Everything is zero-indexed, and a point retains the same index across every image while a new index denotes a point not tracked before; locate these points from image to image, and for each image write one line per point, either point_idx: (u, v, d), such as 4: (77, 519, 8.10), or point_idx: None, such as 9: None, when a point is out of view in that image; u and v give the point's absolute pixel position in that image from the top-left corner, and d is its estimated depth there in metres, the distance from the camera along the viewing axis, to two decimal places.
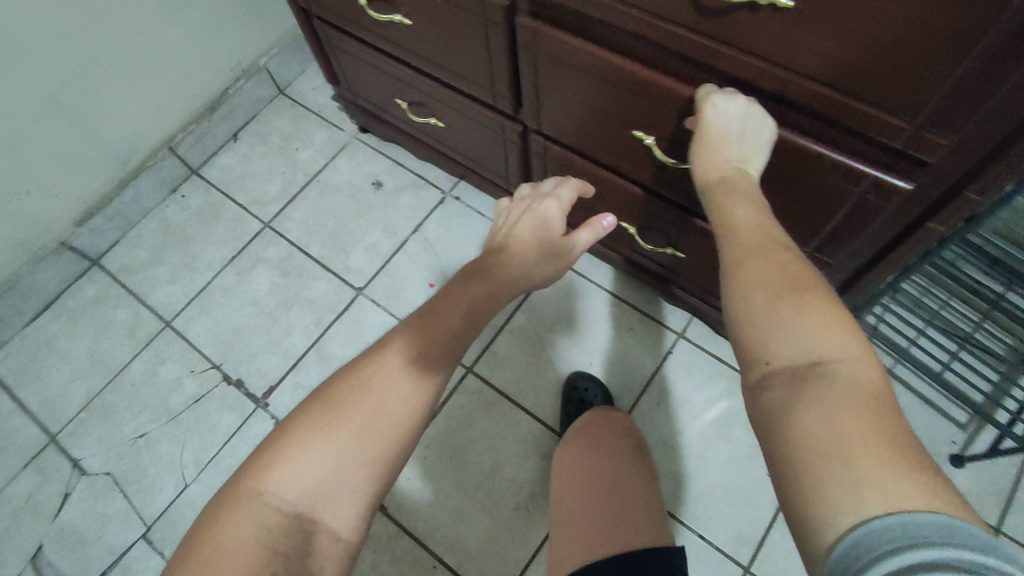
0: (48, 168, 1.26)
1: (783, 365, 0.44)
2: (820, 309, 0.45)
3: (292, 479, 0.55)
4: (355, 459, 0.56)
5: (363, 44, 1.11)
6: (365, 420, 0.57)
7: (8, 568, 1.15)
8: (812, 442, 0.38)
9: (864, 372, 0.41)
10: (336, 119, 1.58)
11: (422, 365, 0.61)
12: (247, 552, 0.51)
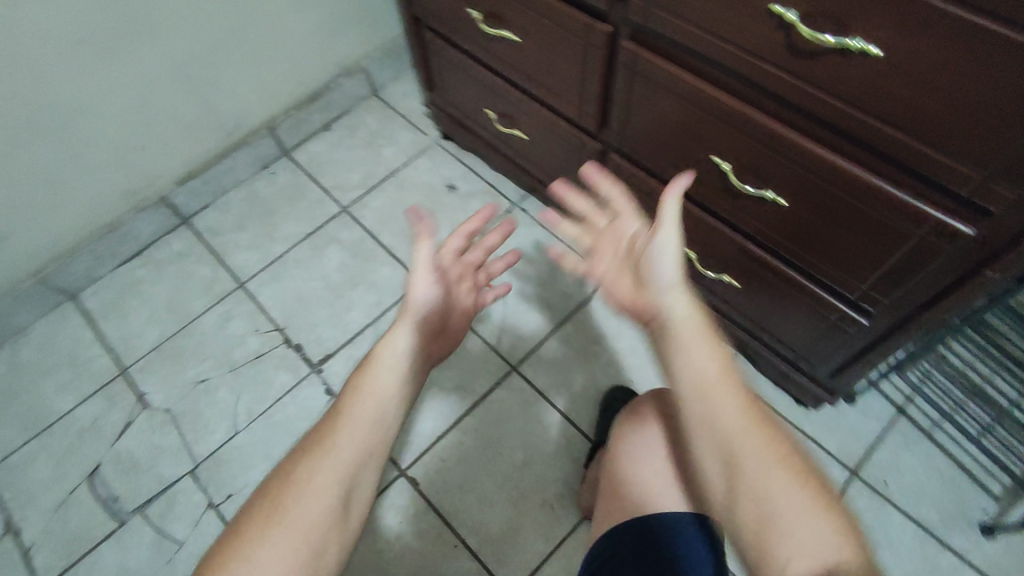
0: (166, 128, 1.40)
1: (788, 552, 0.48)
2: (806, 481, 0.50)
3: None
4: (312, 530, 0.52)
5: (465, 54, 1.21)
6: (321, 486, 0.54)
7: (66, 481, 1.25)
8: (751, 537, 0.50)
9: (781, 463, 0.51)
10: (421, 124, 1.70)
11: (357, 419, 0.58)
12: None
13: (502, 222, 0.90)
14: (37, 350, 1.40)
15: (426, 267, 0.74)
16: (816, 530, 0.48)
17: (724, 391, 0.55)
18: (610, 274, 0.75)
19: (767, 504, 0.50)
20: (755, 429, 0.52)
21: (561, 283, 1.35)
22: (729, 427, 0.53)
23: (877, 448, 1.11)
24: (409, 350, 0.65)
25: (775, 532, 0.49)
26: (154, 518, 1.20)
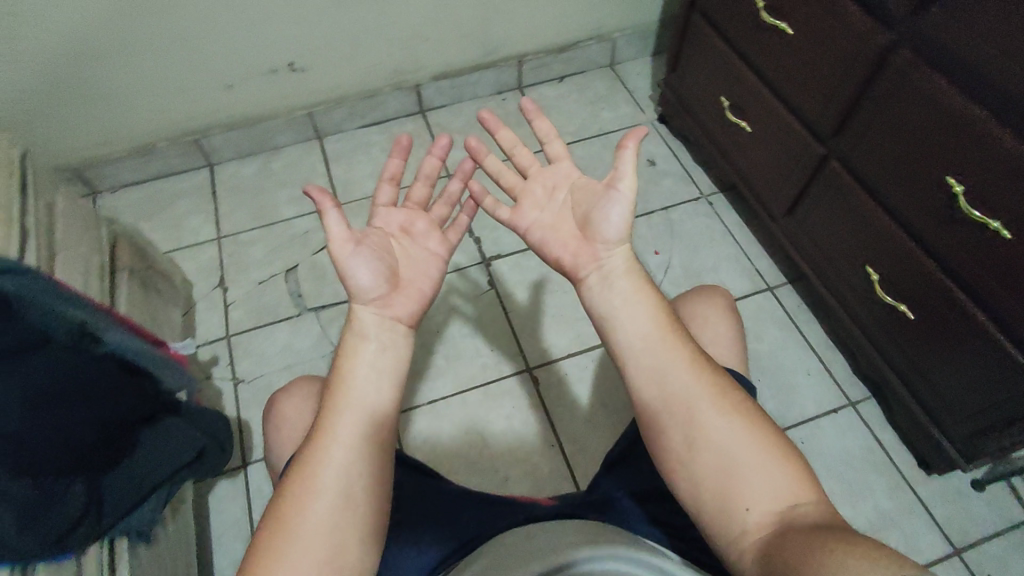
0: (446, 30, 1.63)
1: (759, 512, 0.54)
2: (779, 458, 0.57)
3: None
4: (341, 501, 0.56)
5: (725, 41, 1.32)
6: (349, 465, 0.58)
7: (272, 267, 1.53)
8: (716, 500, 0.56)
9: (731, 431, 0.58)
10: (643, 103, 1.84)
11: (360, 403, 0.61)
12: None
13: (441, 137, 0.80)
14: (282, 166, 1.70)
15: (338, 211, 0.66)
16: (769, 480, 0.56)
17: (673, 382, 0.61)
18: (561, 241, 0.71)
19: (724, 467, 0.57)
20: (734, 412, 0.59)
21: (723, 275, 1.43)
22: (688, 409, 0.59)
23: (990, 541, 1.09)
24: (369, 330, 0.65)
25: (732, 487, 0.56)
26: (324, 320, 1.43)
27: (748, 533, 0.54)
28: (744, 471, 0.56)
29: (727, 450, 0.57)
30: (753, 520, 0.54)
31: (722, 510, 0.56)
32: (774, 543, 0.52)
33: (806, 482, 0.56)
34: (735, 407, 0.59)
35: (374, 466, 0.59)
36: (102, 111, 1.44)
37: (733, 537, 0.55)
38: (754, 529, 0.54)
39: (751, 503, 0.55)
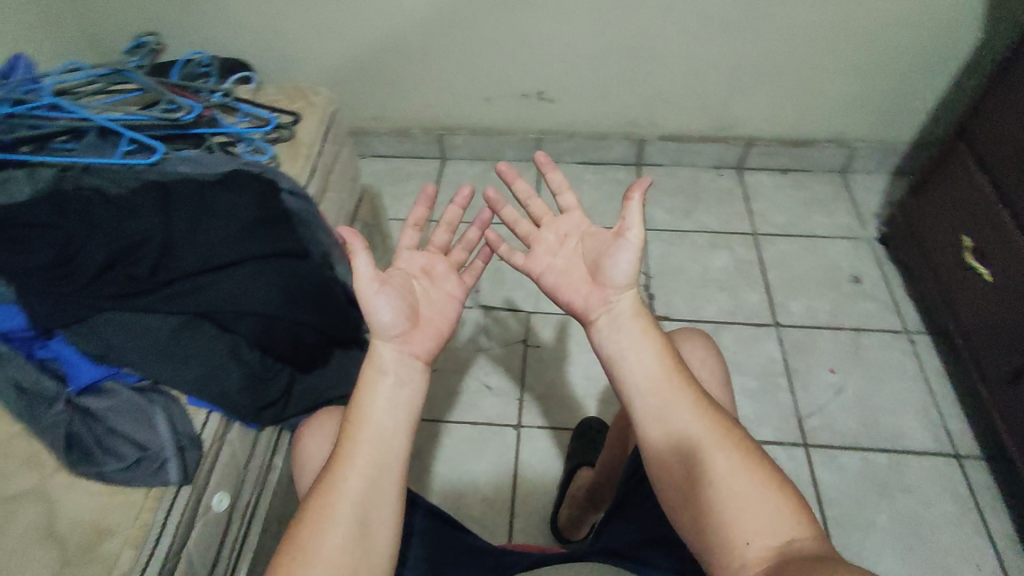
0: (690, 96, 1.61)
1: (757, 541, 0.56)
2: (767, 485, 0.59)
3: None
4: (349, 532, 0.57)
5: (988, 180, 1.22)
6: (361, 498, 0.58)
7: None
8: (715, 531, 0.58)
9: (727, 467, 0.60)
10: (867, 218, 1.66)
11: (375, 438, 0.61)
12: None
13: (425, 187, 0.77)
14: (497, 177, 1.79)
15: (367, 255, 0.64)
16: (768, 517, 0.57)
17: (680, 422, 0.63)
18: (573, 287, 0.74)
19: (725, 503, 0.58)
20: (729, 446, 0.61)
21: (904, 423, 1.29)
22: (693, 448, 0.62)
23: None
24: (388, 366, 0.65)
25: (730, 523, 0.58)
26: None
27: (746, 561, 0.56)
28: (743, 511, 0.58)
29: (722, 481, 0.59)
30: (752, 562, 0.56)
31: (720, 546, 0.58)
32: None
33: (797, 513, 0.58)
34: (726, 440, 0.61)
35: (383, 507, 0.59)
36: (375, 91, 1.65)
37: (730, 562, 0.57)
38: (754, 562, 0.56)
39: (750, 536, 0.57)
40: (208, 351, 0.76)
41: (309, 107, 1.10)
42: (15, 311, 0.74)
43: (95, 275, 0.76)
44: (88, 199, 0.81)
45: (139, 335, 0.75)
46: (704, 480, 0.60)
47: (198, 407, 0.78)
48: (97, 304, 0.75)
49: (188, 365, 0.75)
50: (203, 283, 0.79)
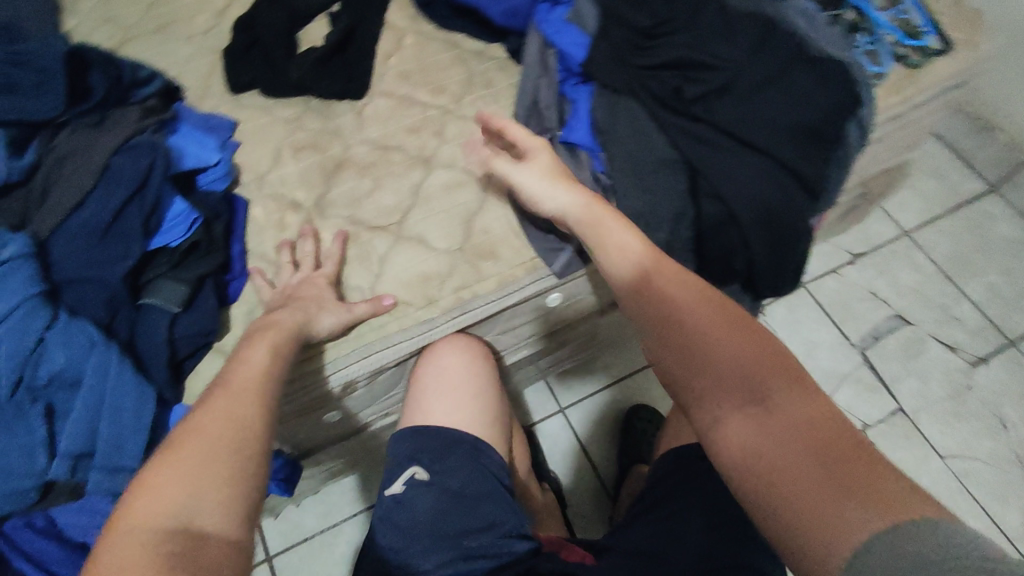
0: None
1: (764, 421, 0.50)
2: (765, 356, 0.54)
3: (154, 508, 0.43)
4: (226, 455, 0.48)
5: None
6: (229, 428, 0.49)
7: (893, 297, 1.28)
8: (720, 420, 0.53)
9: (706, 318, 0.56)
10: None
11: (229, 381, 0.54)
12: (145, 555, 0.41)
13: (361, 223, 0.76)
14: None
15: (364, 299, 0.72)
16: (751, 373, 0.53)
17: (653, 283, 0.59)
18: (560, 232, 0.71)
19: (722, 378, 0.54)
20: (723, 325, 0.56)
21: None
22: (669, 304, 0.57)
23: None
24: (279, 319, 0.63)
25: (708, 391, 0.54)
26: (852, 375, 1.22)
27: (753, 446, 0.50)
28: (721, 376, 0.54)
29: (724, 361, 0.54)
30: (737, 423, 0.52)
31: (696, 413, 0.55)
32: (748, 438, 0.51)
33: (800, 391, 0.52)
34: (720, 319, 0.56)
35: (263, 398, 0.53)
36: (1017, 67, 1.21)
37: (736, 459, 0.51)
38: (753, 442, 0.50)
39: (745, 413, 0.52)
40: (660, 202, 0.74)
41: (965, 49, 0.82)
42: (584, 40, 0.78)
43: (652, 66, 0.74)
44: None
45: (632, 141, 0.74)
46: (698, 368, 0.55)
47: None
48: (631, 90, 0.75)
49: (637, 197, 0.74)
50: (717, 145, 0.72)
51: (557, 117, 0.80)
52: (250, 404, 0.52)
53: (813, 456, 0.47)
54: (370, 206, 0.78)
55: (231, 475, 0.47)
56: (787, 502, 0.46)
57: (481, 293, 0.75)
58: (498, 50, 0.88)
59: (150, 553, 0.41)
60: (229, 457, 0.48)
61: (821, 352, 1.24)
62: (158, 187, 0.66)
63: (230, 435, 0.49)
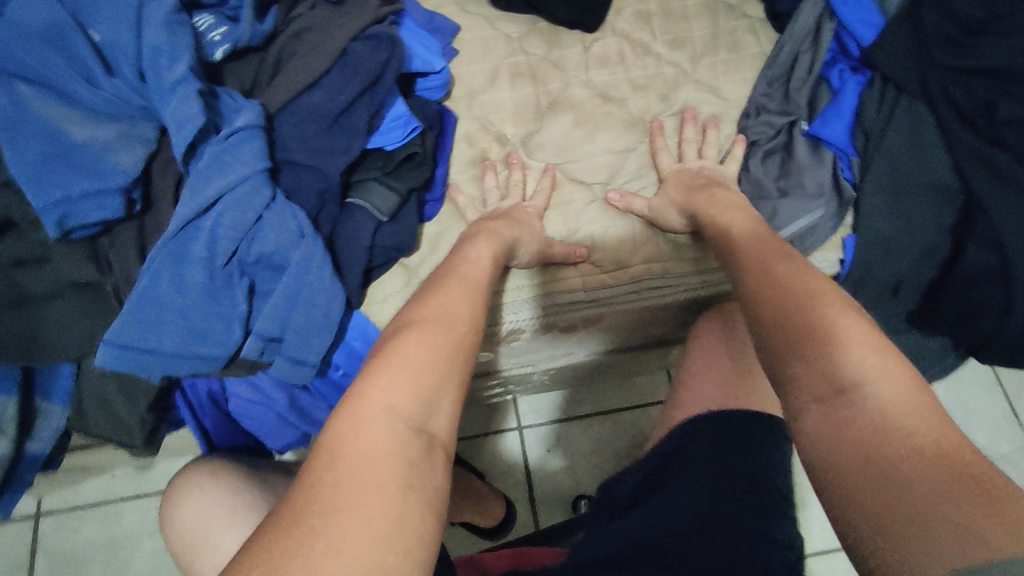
0: None
1: (842, 399, 0.39)
2: (868, 327, 0.42)
3: (399, 398, 0.39)
4: (453, 358, 0.43)
5: None
6: (458, 327, 0.45)
7: None
8: (807, 393, 0.41)
9: (795, 285, 0.46)
10: None
11: (456, 281, 0.51)
12: (381, 442, 0.37)
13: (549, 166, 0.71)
14: None
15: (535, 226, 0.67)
16: (848, 343, 0.41)
17: (751, 254, 0.52)
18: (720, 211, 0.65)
19: (809, 340, 0.42)
20: (807, 292, 0.45)
21: None
22: (754, 277, 0.49)
23: None
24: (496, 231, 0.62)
25: (792, 365, 0.42)
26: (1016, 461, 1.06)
27: (829, 425, 0.39)
28: (805, 354, 0.42)
29: (816, 329, 0.42)
30: (820, 409, 0.40)
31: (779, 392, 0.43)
32: (830, 430, 0.38)
33: (886, 358, 0.39)
34: (815, 285, 0.45)
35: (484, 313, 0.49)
36: None
37: (812, 438, 0.40)
38: (834, 422, 0.38)
39: (833, 389, 0.39)
40: (913, 233, 0.64)
41: None
42: (879, 22, 0.66)
43: (963, 68, 0.62)
44: None
45: (904, 152, 0.64)
46: (780, 337, 0.44)
47: (842, 245, 0.66)
48: (926, 92, 0.63)
49: (887, 217, 0.64)
50: (1010, 179, 0.60)
51: (808, 104, 0.70)
52: (471, 318, 0.47)
53: (920, 442, 0.35)
54: (578, 156, 0.72)
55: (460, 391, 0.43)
56: (898, 517, 0.33)
57: (678, 273, 0.68)
58: (755, 9, 0.77)
59: (394, 444, 0.37)
60: (460, 367, 0.43)
61: (981, 423, 1.08)
62: (387, 88, 0.63)
63: (466, 346, 0.45)
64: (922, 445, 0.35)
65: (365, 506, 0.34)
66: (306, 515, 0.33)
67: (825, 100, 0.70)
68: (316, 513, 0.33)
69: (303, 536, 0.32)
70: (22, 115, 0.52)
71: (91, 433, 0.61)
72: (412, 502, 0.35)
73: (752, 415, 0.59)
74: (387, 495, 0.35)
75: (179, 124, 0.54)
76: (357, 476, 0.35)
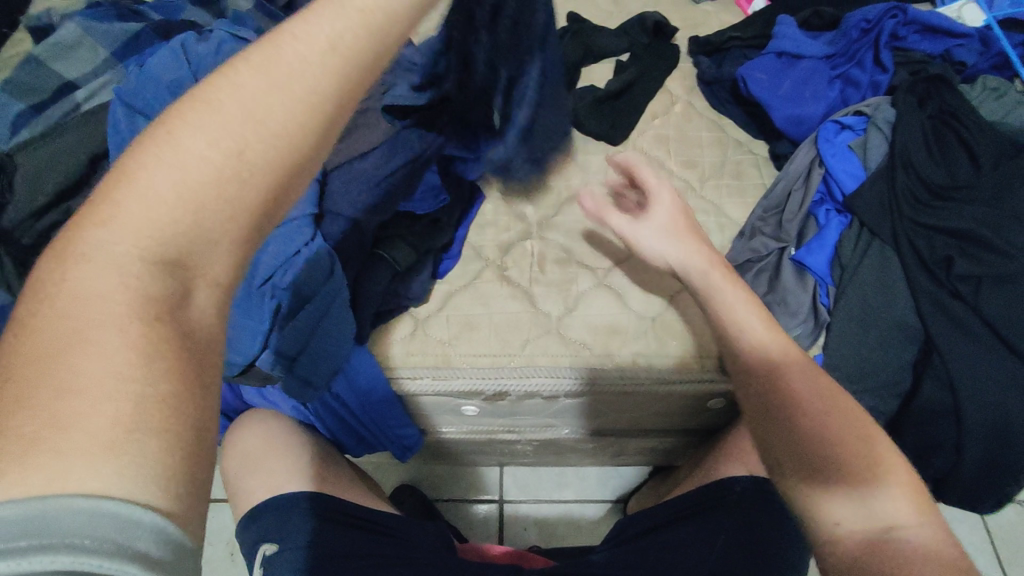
0: None
1: (865, 481, 0.54)
2: (858, 420, 0.57)
3: (131, 229, 0.30)
4: (263, 160, 0.32)
5: None
6: (299, 104, 0.33)
7: None
8: (831, 477, 0.54)
9: (792, 374, 0.59)
10: None
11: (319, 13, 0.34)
12: (127, 299, 0.29)
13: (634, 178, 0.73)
14: None
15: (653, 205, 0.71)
16: (873, 489, 0.54)
17: (789, 362, 0.60)
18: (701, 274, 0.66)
19: (822, 437, 0.56)
20: (803, 387, 0.58)
21: None
22: (794, 405, 0.58)
23: None
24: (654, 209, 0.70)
25: (814, 457, 0.55)
26: None
27: (849, 505, 0.53)
28: (854, 489, 0.54)
29: (833, 433, 0.56)
30: (851, 510, 0.53)
31: (798, 476, 0.56)
32: (860, 517, 0.53)
33: (870, 443, 0.55)
34: (809, 376, 0.59)
35: (341, 89, 0.34)
36: None
37: (841, 510, 0.54)
38: (846, 511, 0.53)
39: (851, 478, 0.54)
40: (881, 365, 0.68)
41: None
42: (860, 174, 0.75)
43: (929, 226, 0.70)
44: None
45: (875, 289, 0.70)
46: (799, 430, 0.57)
47: None
48: (895, 240, 0.70)
49: (858, 346, 0.69)
50: (964, 329, 0.66)
51: (797, 234, 0.76)
52: (301, 88, 0.32)
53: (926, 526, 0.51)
54: (587, 243, 0.80)
55: (241, 236, 0.33)
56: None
57: (660, 369, 0.73)
58: (760, 147, 0.87)
59: (121, 297, 0.29)
60: (207, 197, 0.31)
61: None
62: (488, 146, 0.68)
63: (267, 157, 0.32)
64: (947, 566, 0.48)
65: (97, 389, 0.27)
66: (24, 391, 0.27)
67: (811, 233, 0.76)
68: (31, 372, 0.27)
69: (10, 415, 0.26)
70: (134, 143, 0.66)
71: None
72: (181, 418, 0.29)
73: (712, 490, 0.69)
74: (133, 379, 0.28)
75: None
76: (81, 350, 0.28)
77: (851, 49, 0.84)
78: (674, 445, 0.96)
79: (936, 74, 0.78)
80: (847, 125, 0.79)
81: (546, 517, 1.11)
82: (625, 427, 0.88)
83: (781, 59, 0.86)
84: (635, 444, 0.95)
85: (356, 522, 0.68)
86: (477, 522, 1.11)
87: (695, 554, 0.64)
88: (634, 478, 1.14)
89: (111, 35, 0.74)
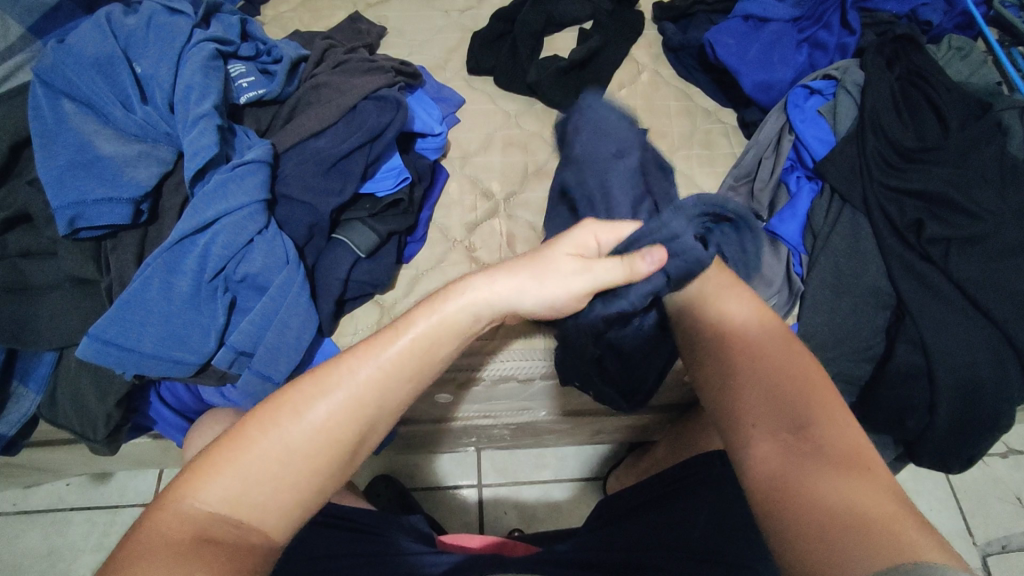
0: None
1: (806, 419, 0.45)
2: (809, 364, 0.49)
3: (216, 493, 0.40)
4: (313, 454, 0.43)
5: None
6: (350, 415, 0.44)
7: None
8: (769, 416, 0.46)
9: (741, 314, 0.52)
10: None
11: (380, 344, 0.47)
12: (191, 531, 0.39)
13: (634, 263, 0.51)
14: None
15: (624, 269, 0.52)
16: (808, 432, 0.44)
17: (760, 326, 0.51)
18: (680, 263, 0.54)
19: (758, 374, 0.48)
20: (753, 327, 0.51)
21: None
22: (747, 348, 0.50)
23: None
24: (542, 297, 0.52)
25: (744, 395, 0.48)
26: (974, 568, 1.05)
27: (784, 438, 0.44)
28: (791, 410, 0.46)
29: (772, 368, 0.48)
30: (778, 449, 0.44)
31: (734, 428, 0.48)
32: (790, 465, 0.43)
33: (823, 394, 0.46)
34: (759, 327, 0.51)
35: (379, 405, 0.46)
36: None
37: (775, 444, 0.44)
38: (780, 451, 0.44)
39: (782, 425, 0.45)
40: (856, 332, 0.67)
41: None
42: (830, 138, 0.74)
43: (898, 189, 0.69)
44: (991, 136, 0.71)
45: (846, 255, 0.69)
46: (742, 365, 0.49)
47: None
48: (867, 205, 0.69)
49: (833, 313, 0.68)
50: (938, 293, 0.66)
51: (769, 204, 0.75)
52: (354, 412, 0.44)
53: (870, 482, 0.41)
54: None
55: (286, 505, 0.42)
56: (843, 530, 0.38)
57: None
58: (730, 115, 0.85)
59: (190, 534, 0.38)
60: (275, 481, 0.42)
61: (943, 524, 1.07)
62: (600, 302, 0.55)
63: (314, 447, 0.43)
64: (905, 552, 0.36)
65: None
66: None
67: (783, 201, 0.75)
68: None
69: None
70: (59, 127, 0.60)
71: (59, 423, 0.63)
72: None
73: (684, 464, 0.70)
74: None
75: (193, 152, 0.60)
76: (151, 569, 0.36)
77: (817, 11, 0.83)
78: (651, 421, 0.95)
79: (903, 35, 0.78)
80: (816, 90, 0.77)
81: (524, 500, 1.10)
82: (602, 406, 0.86)
83: (748, 22, 0.84)
84: (611, 422, 0.94)
85: (332, 518, 0.66)
86: (454, 507, 1.10)
87: (681, 532, 0.64)
88: (611, 455, 1.14)
89: (25, 6, 0.67)
